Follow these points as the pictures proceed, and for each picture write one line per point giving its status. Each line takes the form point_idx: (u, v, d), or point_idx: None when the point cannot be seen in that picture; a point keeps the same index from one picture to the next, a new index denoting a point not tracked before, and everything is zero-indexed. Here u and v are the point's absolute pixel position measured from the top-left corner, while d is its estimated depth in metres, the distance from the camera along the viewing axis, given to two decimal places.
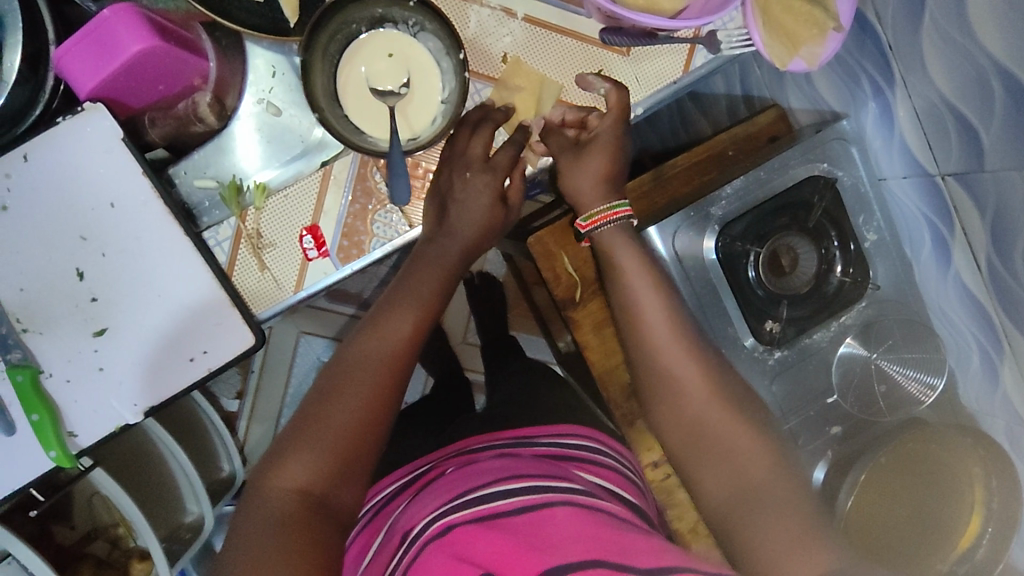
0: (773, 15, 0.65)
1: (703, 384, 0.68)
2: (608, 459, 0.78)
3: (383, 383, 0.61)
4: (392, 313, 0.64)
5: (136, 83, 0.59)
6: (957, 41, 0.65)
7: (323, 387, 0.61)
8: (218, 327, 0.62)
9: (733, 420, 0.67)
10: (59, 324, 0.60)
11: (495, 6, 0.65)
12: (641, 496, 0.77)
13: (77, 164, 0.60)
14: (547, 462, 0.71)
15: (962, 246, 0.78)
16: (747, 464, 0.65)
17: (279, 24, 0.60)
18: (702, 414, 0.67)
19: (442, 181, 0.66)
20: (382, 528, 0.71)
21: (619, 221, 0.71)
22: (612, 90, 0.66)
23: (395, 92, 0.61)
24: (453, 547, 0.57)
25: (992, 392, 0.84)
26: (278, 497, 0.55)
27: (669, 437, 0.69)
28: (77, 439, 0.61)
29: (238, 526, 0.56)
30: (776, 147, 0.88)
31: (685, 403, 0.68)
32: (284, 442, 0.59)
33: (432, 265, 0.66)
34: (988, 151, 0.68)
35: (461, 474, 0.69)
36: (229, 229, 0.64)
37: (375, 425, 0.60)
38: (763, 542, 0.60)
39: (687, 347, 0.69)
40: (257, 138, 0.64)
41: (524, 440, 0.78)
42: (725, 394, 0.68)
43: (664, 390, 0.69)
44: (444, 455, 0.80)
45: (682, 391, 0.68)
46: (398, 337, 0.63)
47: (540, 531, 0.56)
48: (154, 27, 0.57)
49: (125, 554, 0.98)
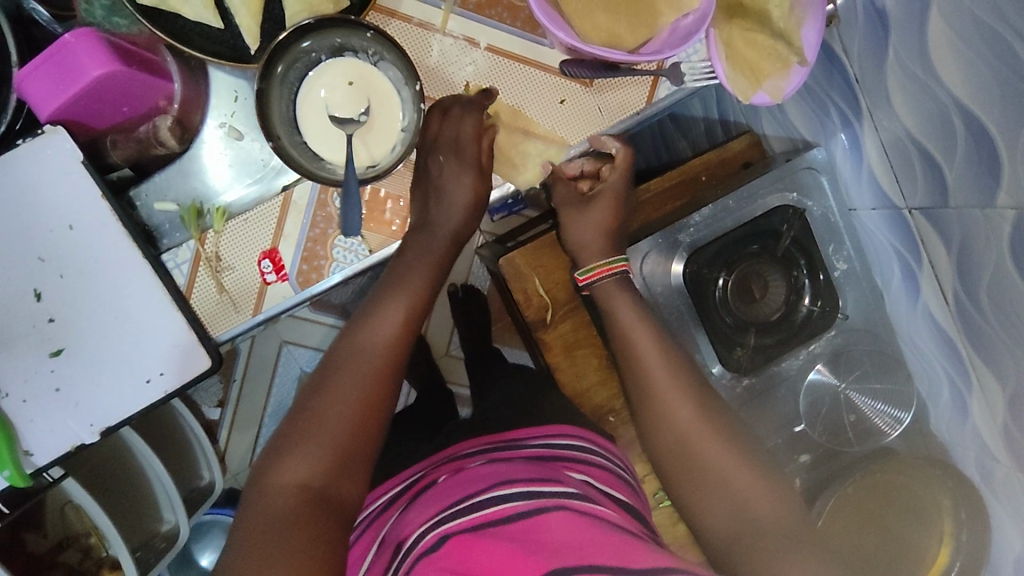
0: (737, 47, 0.66)
1: (687, 407, 0.67)
2: (600, 460, 0.72)
3: (366, 384, 0.60)
4: (380, 310, 0.64)
5: (99, 105, 0.60)
6: (920, 78, 0.65)
7: (318, 381, 0.61)
8: (177, 348, 0.63)
9: (718, 440, 0.66)
10: (16, 343, 0.60)
11: (457, 35, 0.65)
12: (635, 494, 0.72)
13: (38, 185, 0.60)
14: (537, 465, 0.66)
15: (929, 277, 0.77)
16: (742, 485, 0.63)
17: (239, 51, 0.61)
18: (687, 428, 0.66)
19: (416, 203, 0.67)
20: (376, 541, 0.66)
21: (616, 274, 0.73)
22: (621, 150, 0.70)
23: (354, 120, 0.61)
24: (442, 562, 0.54)
25: (962, 424, 0.82)
26: (280, 493, 0.55)
27: (661, 459, 0.68)
28: (33, 458, 0.62)
29: (238, 526, 0.55)
30: (748, 174, 0.87)
31: (672, 417, 0.67)
32: (281, 443, 0.58)
33: (413, 271, 0.66)
34: (951, 188, 0.68)
35: (453, 482, 0.65)
36: (188, 251, 0.64)
37: (359, 437, 0.59)
38: (760, 557, 0.59)
39: (673, 369, 0.69)
40: (221, 160, 0.65)
41: (510, 443, 0.72)
42: (713, 417, 0.67)
43: (651, 415, 0.68)
44: (435, 464, 0.74)
45: (671, 400, 0.67)
46: (382, 335, 0.63)
47: (534, 539, 0.54)
48: (115, 51, 0.57)
49: (96, 564, 0.99)
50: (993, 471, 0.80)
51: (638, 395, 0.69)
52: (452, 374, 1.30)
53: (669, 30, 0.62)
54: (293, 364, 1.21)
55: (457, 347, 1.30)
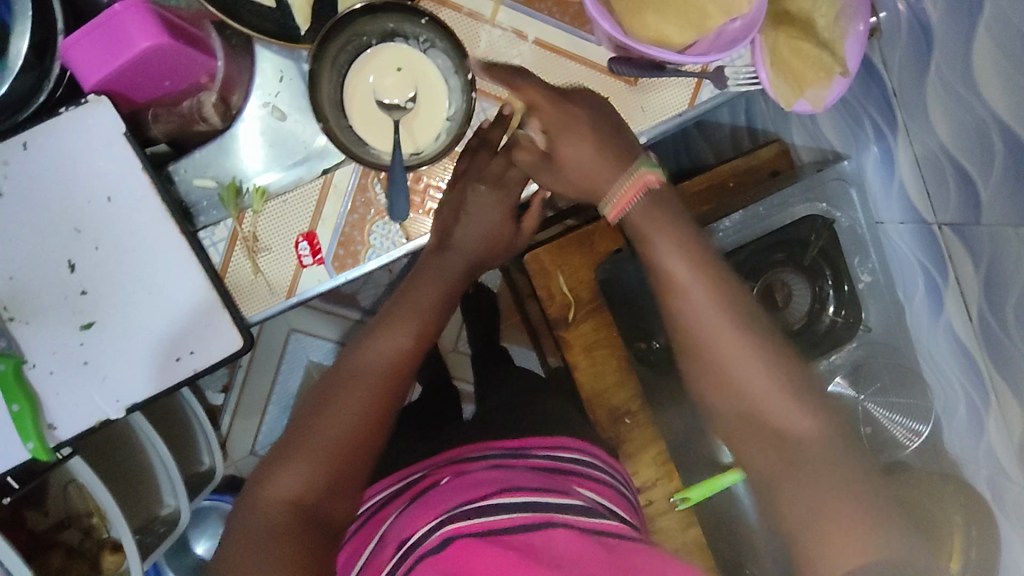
0: (781, 57, 0.67)
1: (737, 334, 0.55)
2: (601, 474, 0.71)
3: (366, 405, 0.58)
4: (394, 328, 0.62)
5: (142, 78, 0.59)
6: (961, 94, 0.66)
7: (318, 397, 0.59)
8: (210, 328, 0.62)
9: (769, 366, 0.54)
10: (46, 314, 0.60)
11: (506, 27, 0.65)
12: (633, 511, 0.70)
13: (80, 155, 0.60)
14: (542, 475, 0.65)
15: (954, 294, 0.78)
16: (801, 436, 0.54)
17: (288, 30, 0.61)
18: (744, 360, 0.54)
19: (455, 194, 0.66)
20: (374, 537, 0.64)
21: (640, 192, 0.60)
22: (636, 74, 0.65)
23: (401, 106, 0.62)
24: (443, 564, 0.53)
25: (976, 440, 0.82)
26: (270, 508, 0.54)
27: (709, 396, 0.57)
28: (56, 432, 0.61)
29: (231, 536, 0.54)
30: (777, 182, 0.88)
31: (715, 347, 0.55)
32: (281, 449, 0.57)
33: (440, 267, 0.66)
34: (986, 206, 0.68)
35: (454, 485, 0.63)
36: (226, 230, 0.63)
37: (366, 445, 0.57)
38: (812, 498, 0.52)
39: (713, 288, 0.56)
40: (259, 141, 0.64)
41: (518, 450, 0.71)
42: (756, 334, 0.55)
43: (692, 349, 0.56)
44: (437, 463, 0.72)
45: (711, 318, 0.55)
46: (387, 358, 0.60)
47: (538, 555, 0.53)
48: (163, 24, 0.56)
49: (97, 544, 0.94)
50: (1005, 489, 0.80)
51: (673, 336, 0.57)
52: (458, 371, 1.29)
53: (716, 33, 0.62)
54: (301, 353, 1.20)
55: (464, 344, 1.29)
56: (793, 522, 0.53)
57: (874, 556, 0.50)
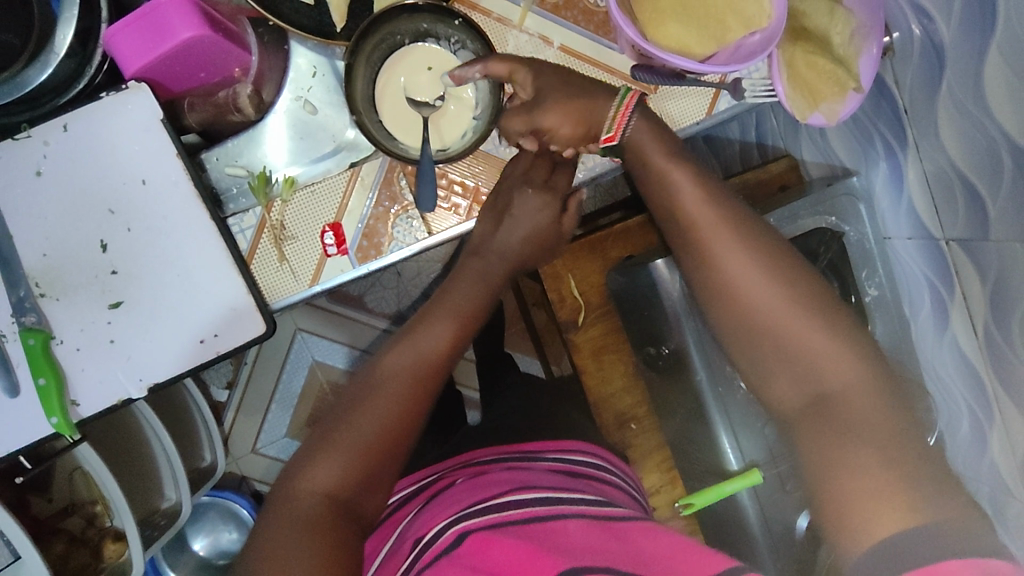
0: (796, 70, 0.69)
1: (755, 270, 0.54)
2: (615, 479, 0.71)
3: (396, 396, 0.59)
4: (430, 329, 0.64)
5: (178, 68, 0.61)
6: (972, 114, 0.69)
7: (353, 391, 0.60)
8: (233, 311, 0.63)
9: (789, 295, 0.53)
10: (76, 292, 0.61)
11: (532, 32, 0.68)
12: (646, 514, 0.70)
13: (116, 139, 0.62)
14: (559, 476, 0.66)
15: (960, 309, 0.79)
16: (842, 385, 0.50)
17: (324, 26, 0.63)
18: (762, 287, 0.53)
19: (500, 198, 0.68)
20: (392, 536, 0.64)
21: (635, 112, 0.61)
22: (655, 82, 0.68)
23: (430, 104, 0.66)
24: (465, 559, 0.53)
25: (979, 457, 0.83)
26: (305, 498, 0.54)
27: (724, 320, 0.55)
28: (79, 409, 0.62)
29: (263, 527, 0.54)
30: (784, 195, 0.88)
31: (735, 275, 0.54)
32: (308, 449, 0.57)
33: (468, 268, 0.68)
34: (993, 221, 0.70)
35: (472, 485, 0.64)
36: (254, 217, 0.65)
37: (397, 440, 0.58)
38: (853, 449, 0.46)
39: (725, 219, 0.56)
40: (287, 133, 0.66)
41: (530, 454, 0.72)
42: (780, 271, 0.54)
43: (708, 280, 0.56)
44: (452, 466, 0.73)
45: (727, 250, 0.55)
46: (422, 353, 0.62)
47: (554, 540, 0.54)
48: (204, 17, 0.58)
49: (99, 534, 0.95)
50: (1007, 505, 0.80)
51: (698, 269, 0.56)
52: (463, 376, 1.29)
53: (736, 45, 0.64)
54: (306, 352, 1.21)
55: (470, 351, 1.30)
56: (812, 466, 0.49)
57: (920, 523, 0.42)
